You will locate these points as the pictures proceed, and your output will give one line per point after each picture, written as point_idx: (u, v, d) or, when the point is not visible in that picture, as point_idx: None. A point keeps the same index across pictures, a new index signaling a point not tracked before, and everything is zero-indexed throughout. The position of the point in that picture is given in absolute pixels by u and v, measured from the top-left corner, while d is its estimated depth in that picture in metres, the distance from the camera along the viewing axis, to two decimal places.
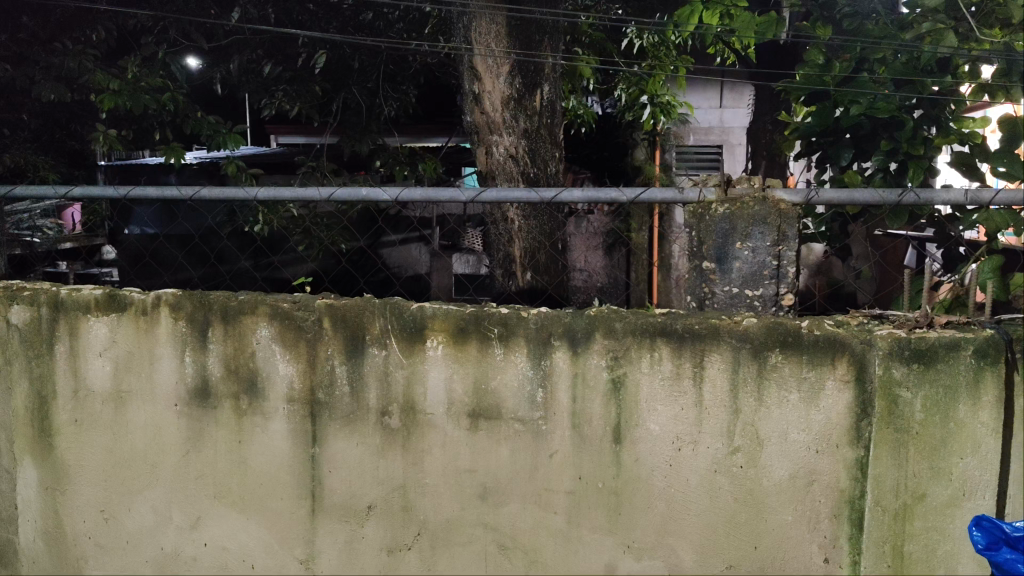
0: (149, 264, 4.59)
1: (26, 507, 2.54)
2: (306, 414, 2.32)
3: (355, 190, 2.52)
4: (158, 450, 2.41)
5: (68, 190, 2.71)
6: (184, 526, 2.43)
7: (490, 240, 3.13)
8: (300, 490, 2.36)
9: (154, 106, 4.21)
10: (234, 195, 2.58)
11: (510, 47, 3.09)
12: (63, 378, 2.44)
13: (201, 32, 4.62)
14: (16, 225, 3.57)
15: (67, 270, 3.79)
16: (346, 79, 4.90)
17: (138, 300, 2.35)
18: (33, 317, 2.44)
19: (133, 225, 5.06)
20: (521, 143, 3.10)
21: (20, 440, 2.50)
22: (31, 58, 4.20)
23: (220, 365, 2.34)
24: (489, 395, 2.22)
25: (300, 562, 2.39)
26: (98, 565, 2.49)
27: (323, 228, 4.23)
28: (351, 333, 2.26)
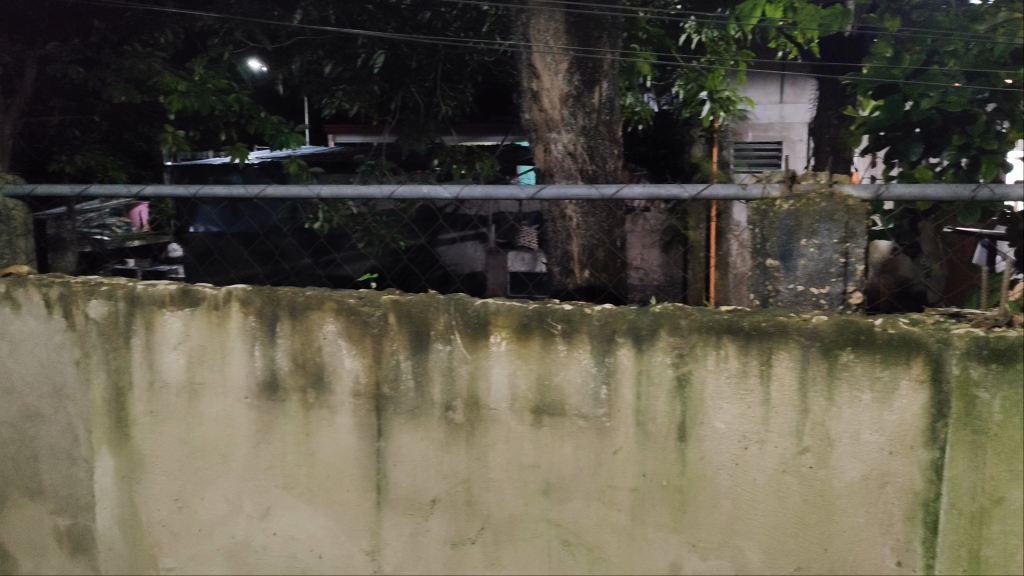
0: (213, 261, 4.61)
1: (103, 495, 2.60)
2: (372, 408, 2.36)
3: (417, 189, 2.56)
4: (230, 441, 2.47)
5: (140, 189, 2.80)
6: (254, 516, 2.49)
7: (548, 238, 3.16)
8: (366, 483, 2.39)
9: (220, 107, 4.32)
10: (300, 193, 2.67)
11: (568, 45, 3.10)
12: (138, 370, 2.51)
13: (264, 33, 4.72)
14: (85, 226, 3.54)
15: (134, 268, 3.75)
16: (403, 78, 4.96)
17: (210, 295, 2.42)
18: (110, 311, 2.51)
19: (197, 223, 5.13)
20: (580, 140, 3.09)
21: (98, 430, 2.57)
22: (103, 61, 4.35)
23: (288, 359, 2.39)
24: (552, 391, 2.22)
25: (365, 553, 2.43)
26: (172, 552, 2.56)
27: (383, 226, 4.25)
28: (415, 329, 2.29)
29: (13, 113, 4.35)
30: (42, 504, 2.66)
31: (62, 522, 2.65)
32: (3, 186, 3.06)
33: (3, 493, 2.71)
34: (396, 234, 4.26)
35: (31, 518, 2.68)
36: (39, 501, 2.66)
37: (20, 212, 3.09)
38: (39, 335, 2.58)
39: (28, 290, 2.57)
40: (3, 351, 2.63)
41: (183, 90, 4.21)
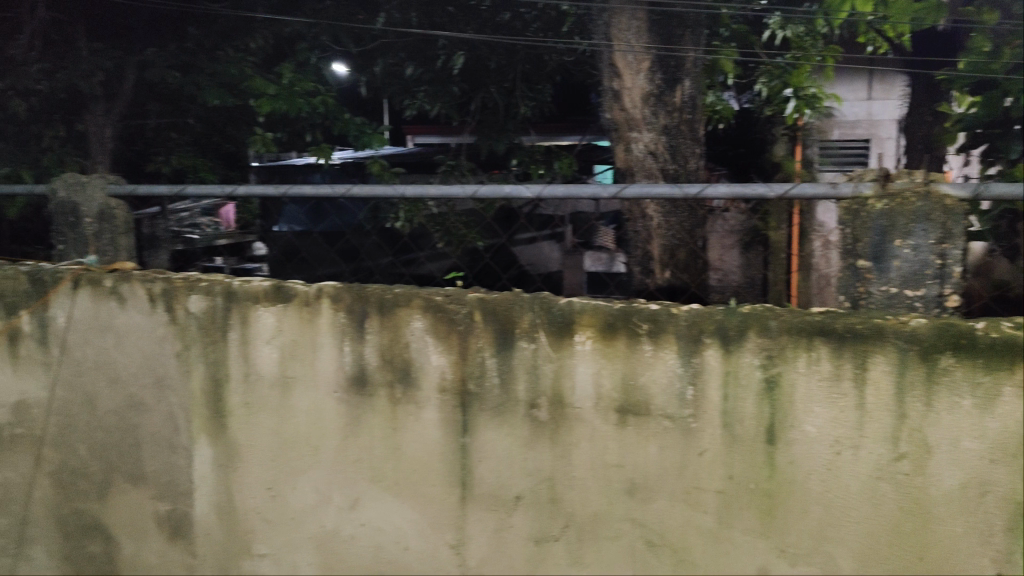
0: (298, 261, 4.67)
1: (201, 483, 2.70)
2: (458, 404, 2.39)
3: (499, 189, 2.67)
4: (321, 434, 2.54)
5: (234, 189, 2.97)
6: (343, 506, 2.56)
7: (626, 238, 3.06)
8: (451, 478, 2.43)
9: (307, 109, 4.44)
10: (386, 194, 2.87)
11: (650, 43, 3.08)
12: (234, 362, 2.61)
13: (350, 37, 4.84)
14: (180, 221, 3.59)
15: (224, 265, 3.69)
16: (483, 79, 4.92)
17: (303, 292, 2.49)
18: (209, 306, 2.61)
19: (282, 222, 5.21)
20: (661, 139, 3.06)
21: (196, 420, 2.68)
22: (198, 66, 4.53)
23: (376, 355, 2.45)
24: (637, 390, 2.22)
25: (450, 547, 2.47)
26: (266, 538, 2.66)
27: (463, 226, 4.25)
28: (500, 327, 2.31)
29: (115, 116, 4.54)
30: (144, 490, 2.77)
31: (163, 507, 2.76)
32: (106, 186, 3.24)
33: (105, 480, 2.81)
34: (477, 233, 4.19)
35: (133, 503, 2.79)
36: (140, 487, 2.77)
37: (122, 212, 3.25)
38: (143, 327, 2.69)
39: (133, 285, 2.68)
40: (107, 343, 2.74)
41: (273, 93, 4.36)
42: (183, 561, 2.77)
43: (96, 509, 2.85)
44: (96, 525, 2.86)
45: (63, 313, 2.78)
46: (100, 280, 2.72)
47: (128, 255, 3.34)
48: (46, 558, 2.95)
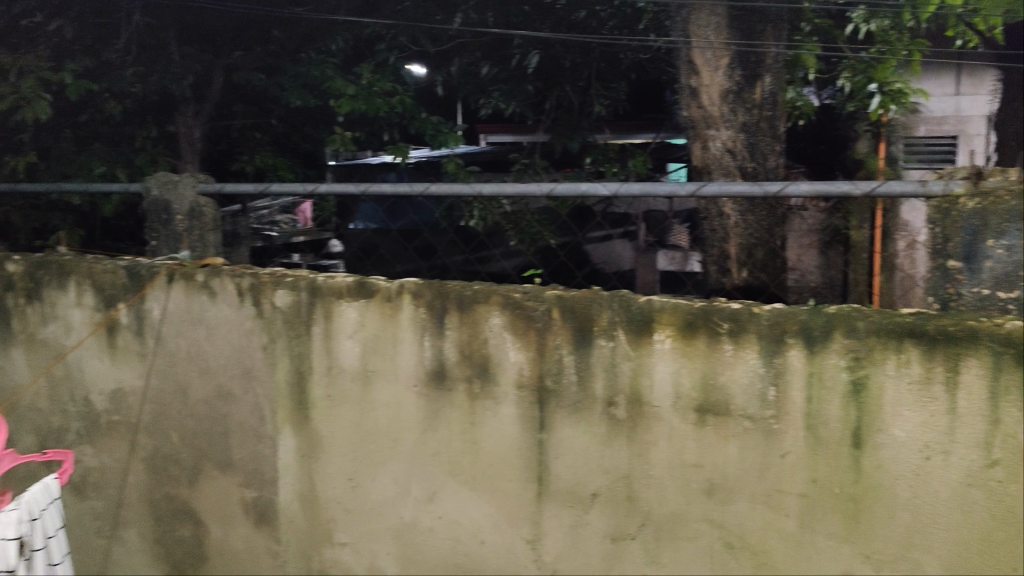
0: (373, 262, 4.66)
1: (285, 472, 2.79)
2: (535, 400, 2.41)
3: (575, 186, 2.69)
4: (400, 427, 2.59)
5: (316, 187, 3.07)
6: (422, 499, 2.61)
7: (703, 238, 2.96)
8: (528, 473, 2.45)
9: (386, 109, 4.52)
10: (462, 190, 2.88)
11: (730, 39, 3.04)
12: (317, 356, 2.68)
13: (427, 37, 4.89)
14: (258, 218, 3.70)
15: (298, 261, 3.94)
16: (558, 78, 4.94)
17: (385, 288, 2.55)
18: (294, 301, 2.68)
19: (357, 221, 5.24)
20: (739, 137, 2.99)
21: (281, 411, 2.76)
22: (283, 68, 4.67)
23: (455, 350, 2.48)
24: (717, 390, 2.19)
25: (526, 542, 2.49)
26: (346, 527, 2.73)
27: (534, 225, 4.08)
28: (578, 325, 2.32)
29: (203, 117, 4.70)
30: (231, 477, 2.88)
31: (249, 494, 2.86)
32: (195, 184, 3.36)
33: (195, 466, 2.92)
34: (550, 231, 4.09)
35: (221, 490, 2.90)
36: (228, 474, 2.88)
37: (210, 209, 3.37)
38: (232, 320, 2.79)
39: (223, 280, 2.78)
40: (199, 335, 2.86)
41: (352, 94, 4.46)
42: (267, 546, 2.87)
43: (186, 494, 2.96)
44: (186, 510, 2.98)
45: (158, 306, 2.90)
46: (193, 275, 2.84)
47: (215, 250, 3.47)
48: (139, 540, 3.08)
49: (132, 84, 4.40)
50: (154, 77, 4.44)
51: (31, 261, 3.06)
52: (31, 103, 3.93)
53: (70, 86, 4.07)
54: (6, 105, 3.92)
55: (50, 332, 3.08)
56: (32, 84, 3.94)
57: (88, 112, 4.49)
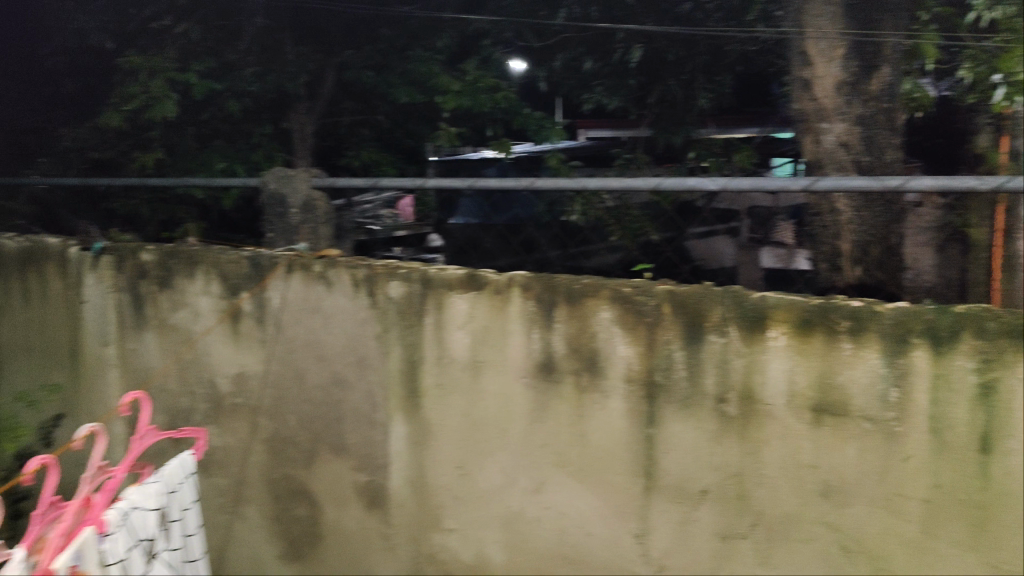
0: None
1: (396, 457, 2.87)
2: (644, 395, 2.41)
3: (683, 181, 2.72)
4: (509, 417, 2.63)
5: (424, 182, 3.20)
6: (529, 489, 2.64)
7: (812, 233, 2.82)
8: (636, 468, 2.45)
9: (490, 105, 4.58)
10: (569, 185, 2.93)
11: (847, 27, 2.80)
12: (429, 346, 2.75)
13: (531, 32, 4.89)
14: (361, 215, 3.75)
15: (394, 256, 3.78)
16: (663, 74, 4.74)
17: (494, 280, 2.58)
18: (406, 292, 2.76)
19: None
20: (856, 130, 2.82)
21: (393, 398, 2.85)
22: (391, 66, 4.78)
23: (564, 343, 2.50)
24: (835, 390, 2.14)
25: (634, 536, 2.50)
26: (455, 514, 2.79)
27: None
28: (689, 320, 2.29)
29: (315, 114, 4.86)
30: (345, 461, 2.99)
31: (362, 478, 2.96)
32: (309, 179, 3.51)
33: (311, 449, 3.05)
34: None
35: (335, 473, 3.01)
36: (342, 458, 2.99)
37: (323, 202, 3.52)
38: (347, 310, 2.89)
39: (339, 271, 2.89)
40: (316, 324, 2.97)
41: (458, 90, 4.57)
42: (379, 529, 2.97)
43: (302, 475, 3.09)
44: (302, 490, 3.11)
45: (278, 295, 3.04)
46: (310, 265, 2.95)
47: (328, 242, 3.59)
48: (258, 517, 3.24)
49: (250, 83, 4.63)
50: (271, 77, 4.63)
51: (162, 251, 3.25)
52: (160, 103, 4.21)
53: (194, 85, 4.35)
54: (138, 104, 4.24)
55: (179, 317, 3.28)
56: (161, 84, 4.25)
57: (210, 110, 4.73)
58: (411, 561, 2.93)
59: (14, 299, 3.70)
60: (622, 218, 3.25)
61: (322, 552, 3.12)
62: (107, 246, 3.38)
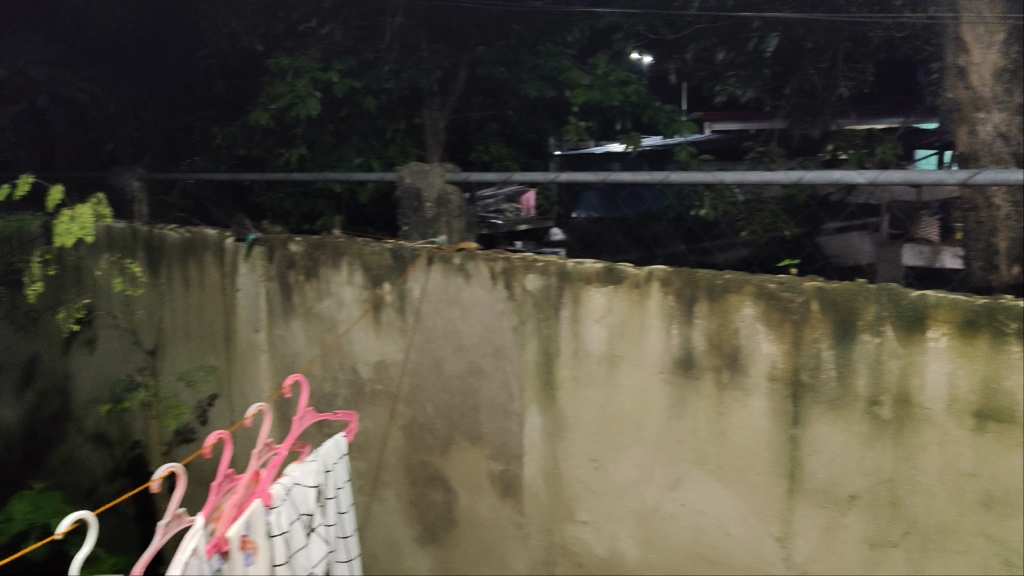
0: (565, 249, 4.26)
1: (531, 448, 2.92)
2: (788, 394, 2.35)
3: (827, 174, 2.61)
4: (645, 412, 2.62)
5: (555, 176, 3.21)
6: (664, 485, 2.63)
7: (964, 230, 2.64)
8: (778, 468, 2.40)
9: (621, 99, 4.55)
10: (704, 179, 2.87)
11: (1008, 11, 2.55)
12: (565, 338, 2.77)
13: (664, 23, 4.50)
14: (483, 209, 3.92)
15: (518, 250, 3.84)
16: (799, 60, 4.11)
17: (633, 275, 2.57)
18: (544, 285, 2.78)
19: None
20: (1017, 119, 2.55)
21: (529, 390, 2.89)
22: (522, 61, 4.79)
23: (704, 339, 2.47)
24: (1001, 395, 2.02)
25: (774, 538, 2.45)
26: (588, 506, 2.81)
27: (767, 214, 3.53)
28: (841, 319, 2.22)
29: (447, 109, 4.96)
30: (481, 449, 3.05)
31: (496, 467, 3.02)
32: (443, 173, 3.56)
33: (447, 436, 3.13)
34: None
35: (470, 461, 3.09)
36: (478, 446, 3.05)
37: (456, 196, 3.56)
38: (485, 301, 2.95)
39: (478, 264, 2.95)
40: (455, 314, 3.04)
41: (588, 84, 4.57)
42: (513, 517, 3.02)
43: (438, 462, 3.19)
44: (438, 476, 3.20)
45: (418, 286, 3.13)
46: (450, 258, 3.03)
47: (461, 235, 3.65)
48: (395, 500, 3.36)
49: (387, 81, 4.76)
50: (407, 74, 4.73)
51: (310, 243, 3.42)
52: (303, 102, 4.38)
53: (336, 85, 4.47)
54: (284, 102, 4.44)
55: (325, 306, 3.43)
56: (304, 83, 4.40)
57: (348, 108, 4.88)
58: (543, 550, 2.97)
59: (177, 285, 3.98)
60: (755, 214, 3.36)
61: (455, 538, 3.20)
62: (259, 237, 3.59)
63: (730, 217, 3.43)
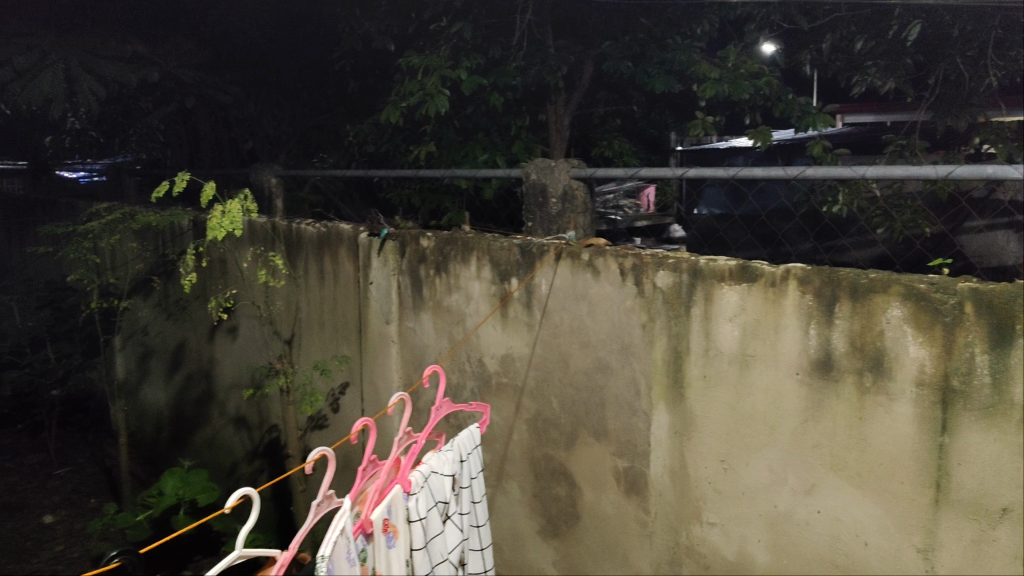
0: (717, 242, 4.82)
1: (658, 447, 2.89)
2: (937, 400, 2.23)
3: (980, 168, 2.40)
4: (778, 414, 2.55)
5: (684, 171, 3.07)
6: (798, 490, 2.55)
7: None
8: (923, 478, 2.29)
9: (752, 92, 4.25)
10: (842, 173, 2.70)
11: None
12: (696, 337, 2.73)
13: (801, 13, 4.34)
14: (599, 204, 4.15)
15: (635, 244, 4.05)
16: (943, 49, 3.99)
17: (769, 273, 2.50)
18: (675, 282, 2.75)
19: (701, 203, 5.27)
20: None
21: (657, 388, 2.86)
22: (649, 55, 4.69)
23: (845, 341, 2.38)
24: None
25: (917, 550, 2.33)
26: (716, 508, 2.77)
27: (907, 209, 3.38)
28: (998, 322, 2.11)
29: (572, 105, 4.97)
30: (606, 446, 3.05)
31: (621, 464, 3.01)
32: (569, 168, 3.53)
33: (573, 431, 3.15)
34: (926, 218, 3.32)
35: (596, 457, 3.09)
36: (604, 442, 3.05)
37: (581, 192, 3.53)
38: (614, 298, 2.94)
39: (607, 260, 2.94)
40: (583, 310, 3.05)
41: (716, 77, 4.27)
42: (638, 515, 3.00)
43: (563, 456, 3.20)
44: (562, 470, 3.22)
45: (545, 282, 3.16)
46: (578, 254, 3.04)
47: (586, 233, 3.62)
48: (519, 492, 3.41)
49: (513, 77, 4.65)
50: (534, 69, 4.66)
51: (441, 238, 3.50)
52: (434, 98, 4.30)
53: (465, 82, 4.41)
54: (416, 99, 4.38)
55: (454, 300, 3.51)
56: (434, 81, 4.32)
57: (474, 105, 4.92)
58: (669, 551, 2.93)
59: (312, 277, 4.16)
60: (892, 211, 3.44)
61: (578, 533, 3.21)
62: (391, 232, 3.70)
63: (867, 214, 3.54)
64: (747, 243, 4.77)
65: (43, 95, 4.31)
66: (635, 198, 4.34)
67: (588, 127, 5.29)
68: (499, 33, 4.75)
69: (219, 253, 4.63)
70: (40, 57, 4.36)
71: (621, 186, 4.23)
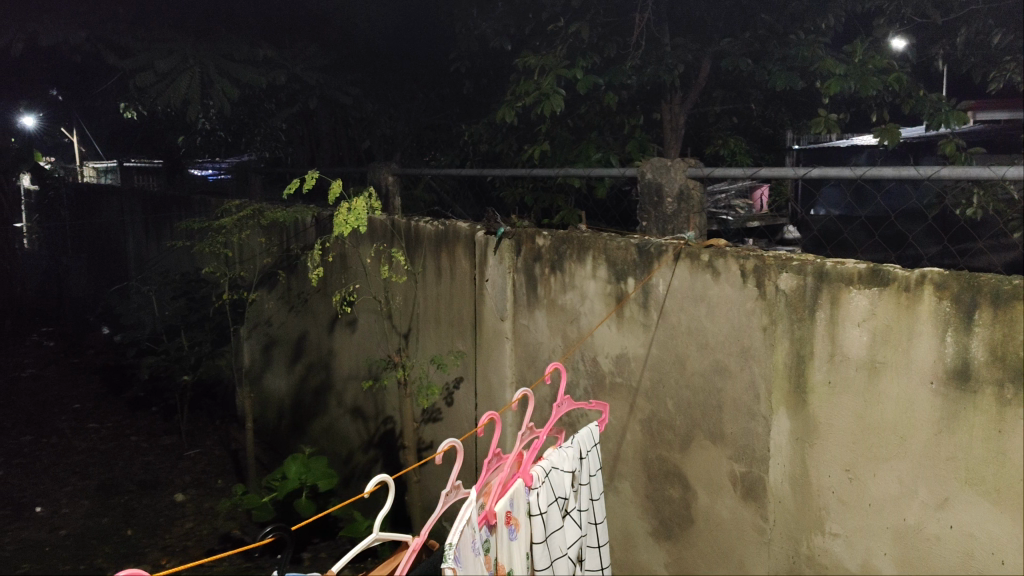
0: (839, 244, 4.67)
1: (778, 452, 2.82)
2: None
3: None
4: (909, 423, 2.46)
5: (807, 170, 2.93)
6: (930, 504, 2.45)
7: None
8: None
9: (881, 89, 4.02)
10: (981, 174, 2.50)
11: None
12: (820, 342, 2.66)
13: (936, 7, 4.10)
14: (714, 204, 4.11)
15: (750, 243, 4.05)
16: None
17: (902, 277, 2.41)
18: (799, 285, 2.68)
19: (819, 204, 5.29)
20: None
21: (778, 392, 2.80)
22: (770, 52, 4.53)
23: (984, 350, 2.27)
24: None
25: None
26: (839, 519, 2.69)
27: None
28: None
29: (688, 104, 4.90)
30: (723, 449, 3.00)
31: (738, 468, 2.96)
32: (686, 168, 3.46)
33: (688, 433, 3.12)
34: None
35: (711, 461, 3.05)
36: (721, 446, 3.00)
37: (698, 193, 3.46)
38: (734, 300, 2.89)
39: (728, 260, 2.89)
40: (700, 312, 3.01)
41: (841, 74, 4.04)
42: (755, 521, 2.94)
43: (677, 459, 3.18)
44: (676, 473, 3.19)
45: (663, 282, 3.14)
46: (698, 255, 3.00)
47: (701, 234, 3.55)
48: (631, 492, 3.40)
49: (629, 77, 4.60)
50: (650, 68, 4.60)
51: (557, 237, 3.53)
52: (549, 98, 4.30)
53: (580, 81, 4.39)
54: (531, 99, 4.39)
55: (569, 299, 3.53)
56: (550, 80, 4.33)
57: (589, 104, 4.92)
58: (788, 560, 2.87)
59: (430, 274, 4.27)
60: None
61: (691, 536, 3.18)
62: (507, 231, 3.74)
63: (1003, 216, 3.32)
64: (871, 245, 4.61)
65: (179, 97, 4.63)
66: (747, 199, 4.29)
67: (703, 124, 5.19)
68: (616, 33, 4.71)
69: (340, 249, 4.81)
70: (179, 61, 4.70)
71: (734, 185, 4.16)
